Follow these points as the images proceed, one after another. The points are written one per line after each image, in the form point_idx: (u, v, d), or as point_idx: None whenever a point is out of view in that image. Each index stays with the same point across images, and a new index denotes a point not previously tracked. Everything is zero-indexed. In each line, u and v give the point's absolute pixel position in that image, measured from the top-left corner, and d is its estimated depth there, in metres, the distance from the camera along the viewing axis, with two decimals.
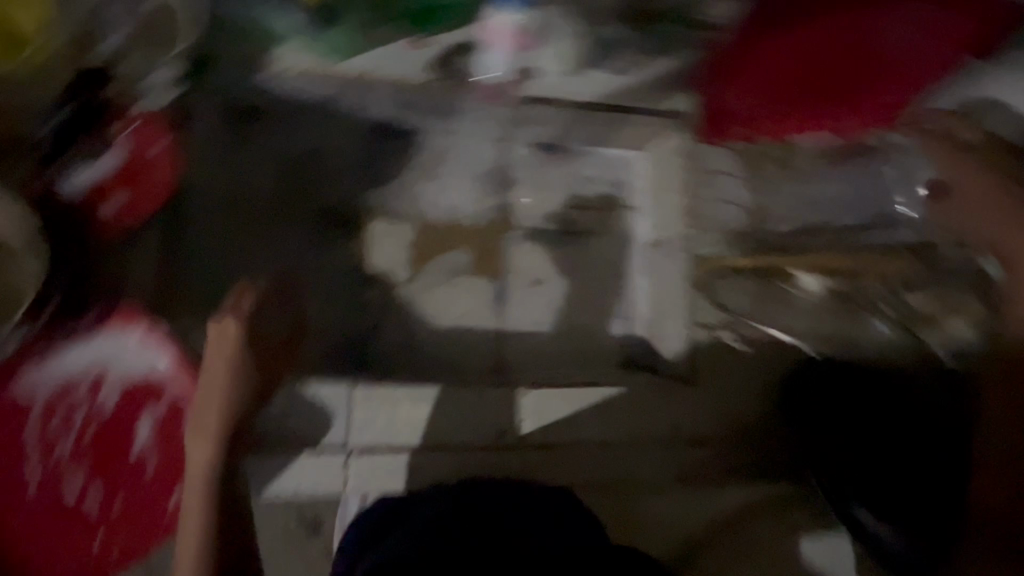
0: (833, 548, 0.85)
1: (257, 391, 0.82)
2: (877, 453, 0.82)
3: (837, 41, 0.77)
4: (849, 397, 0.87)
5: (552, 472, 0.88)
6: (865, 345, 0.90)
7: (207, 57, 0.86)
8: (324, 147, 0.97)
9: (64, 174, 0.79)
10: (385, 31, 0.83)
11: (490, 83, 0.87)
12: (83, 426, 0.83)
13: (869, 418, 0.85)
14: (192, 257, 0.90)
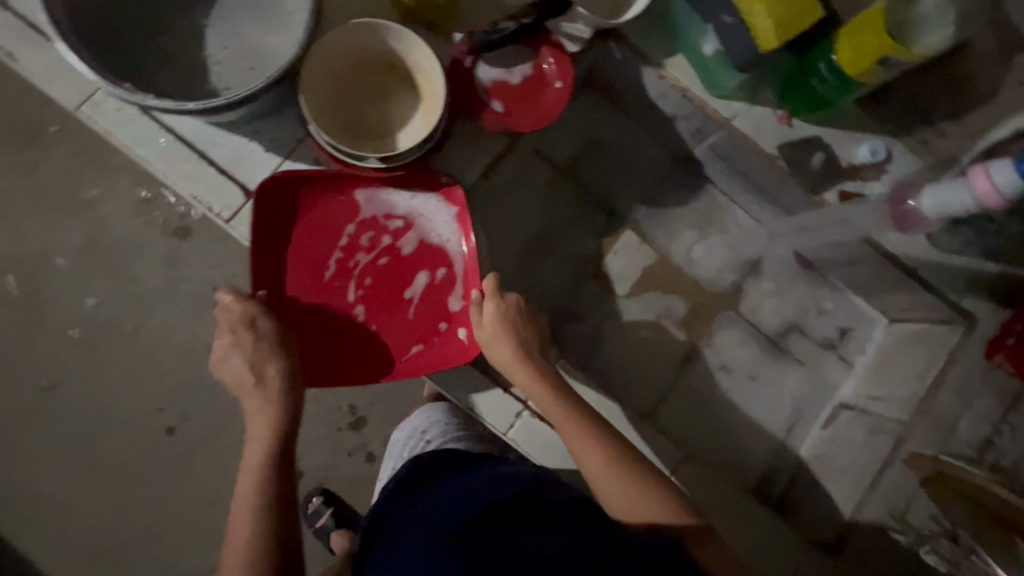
0: None
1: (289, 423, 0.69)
2: None
3: None
4: None
5: None
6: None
7: (634, 38, 0.86)
8: (631, 149, 1.02)
9: (482, 63, 0.76)
10: (769, 98, 0.86)
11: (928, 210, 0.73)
12: (381, 251, 0.80)
13: None
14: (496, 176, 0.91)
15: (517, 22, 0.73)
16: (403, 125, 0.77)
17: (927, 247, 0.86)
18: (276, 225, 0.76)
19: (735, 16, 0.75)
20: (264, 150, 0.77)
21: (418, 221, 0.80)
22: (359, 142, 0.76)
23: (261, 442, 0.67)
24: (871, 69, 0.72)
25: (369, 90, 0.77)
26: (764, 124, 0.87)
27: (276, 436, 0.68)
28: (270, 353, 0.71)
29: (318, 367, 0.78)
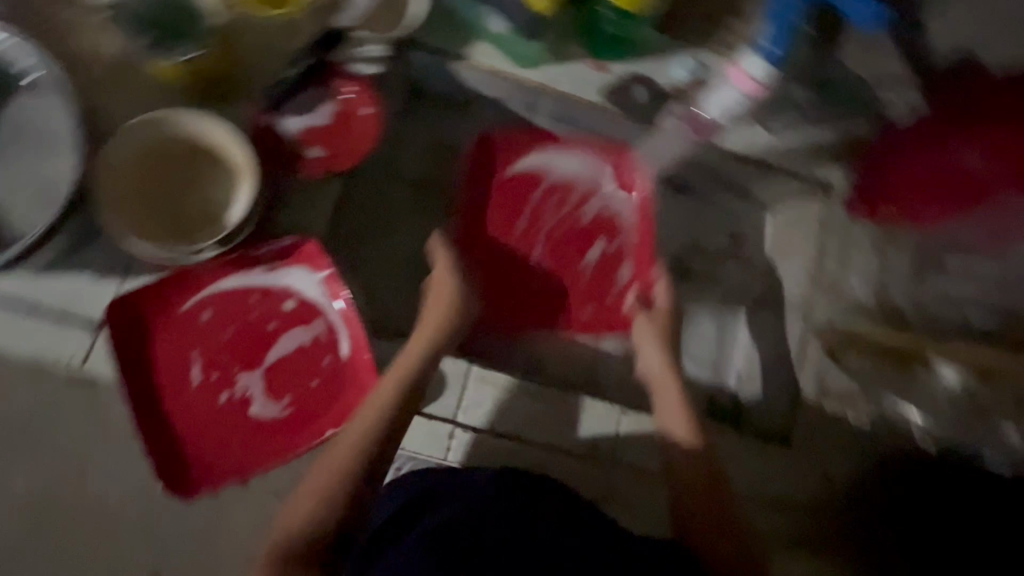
0: None
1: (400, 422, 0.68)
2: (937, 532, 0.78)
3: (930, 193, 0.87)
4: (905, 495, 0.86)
5: (629, 500, 0.81)
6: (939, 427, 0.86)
7: (428, 38, 0.84)
8: (477, 141, 1.00)
9: (282, 118, 0.75)
10: (576, 52, 0.88)
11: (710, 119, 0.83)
12: (241, 334, 0.74)
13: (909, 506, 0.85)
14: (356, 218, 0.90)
15: (298, 66, 0.74)
16: (226, 202, 0.74)
17: (769, 135, 0.91)
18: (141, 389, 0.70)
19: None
20: (94, 279, 0.73)
21: (272, 270, 0.75)
22: (190, 236, 0.73)
23: (380, 396, 0.69)
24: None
25: (181, 182, 0.74)
26: (583, 78, 0.89)
27: (359, 453, 0.66)
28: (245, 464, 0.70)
29: (210, 448, 0.70)
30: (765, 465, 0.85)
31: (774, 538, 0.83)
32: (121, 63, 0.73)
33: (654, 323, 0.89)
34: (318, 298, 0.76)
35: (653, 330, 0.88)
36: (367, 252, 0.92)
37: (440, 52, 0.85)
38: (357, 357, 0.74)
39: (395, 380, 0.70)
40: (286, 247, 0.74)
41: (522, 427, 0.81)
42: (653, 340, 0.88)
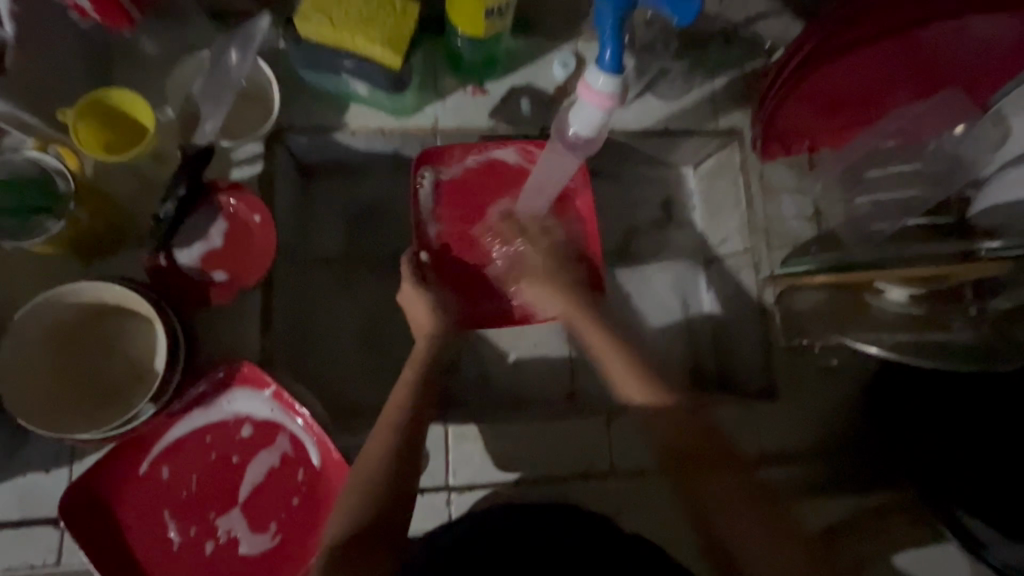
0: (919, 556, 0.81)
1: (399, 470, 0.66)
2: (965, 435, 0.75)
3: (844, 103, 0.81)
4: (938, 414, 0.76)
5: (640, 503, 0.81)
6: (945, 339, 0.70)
7: (298, 120, 0.82)
8: (389, 194, 0.98)
9: (177, 251, 0.72)
10: (450, 83, 0.87)
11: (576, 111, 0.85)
12: (209, 475, 0.71)
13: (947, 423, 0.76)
14: (292, 313, 0.88)
15: (173, 198, 0.71)
16: (148, 352, 0.71)
17: (661, 103, 0.92)
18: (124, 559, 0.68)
19: (352, 58, 0.72)
20: (46, 471, 0.71)
21: (216, 405, 0.73)
22: (123, 399, 0.70)
23: (363, 476, 0.66)
24: (487, 24, 0.73)
25: (95, 347, 0.71)
26: (464, 107, 0.87)
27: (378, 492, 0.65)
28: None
29: None
30: (761, 424, 0.86)
31: (786, 490, 0.83)
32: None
33: (561, 299, 0.79)
34: (275, 414, 0.74)
35: (543, 287, 0.80)
36: (314, 341, 0.91)
37: (313, 129, 0.83)
38: (328, 461, 0.72)
39: (367, 475, 0.66)
40: (221, 378, 0.72)
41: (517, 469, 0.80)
42: (546, 295, 0.80)
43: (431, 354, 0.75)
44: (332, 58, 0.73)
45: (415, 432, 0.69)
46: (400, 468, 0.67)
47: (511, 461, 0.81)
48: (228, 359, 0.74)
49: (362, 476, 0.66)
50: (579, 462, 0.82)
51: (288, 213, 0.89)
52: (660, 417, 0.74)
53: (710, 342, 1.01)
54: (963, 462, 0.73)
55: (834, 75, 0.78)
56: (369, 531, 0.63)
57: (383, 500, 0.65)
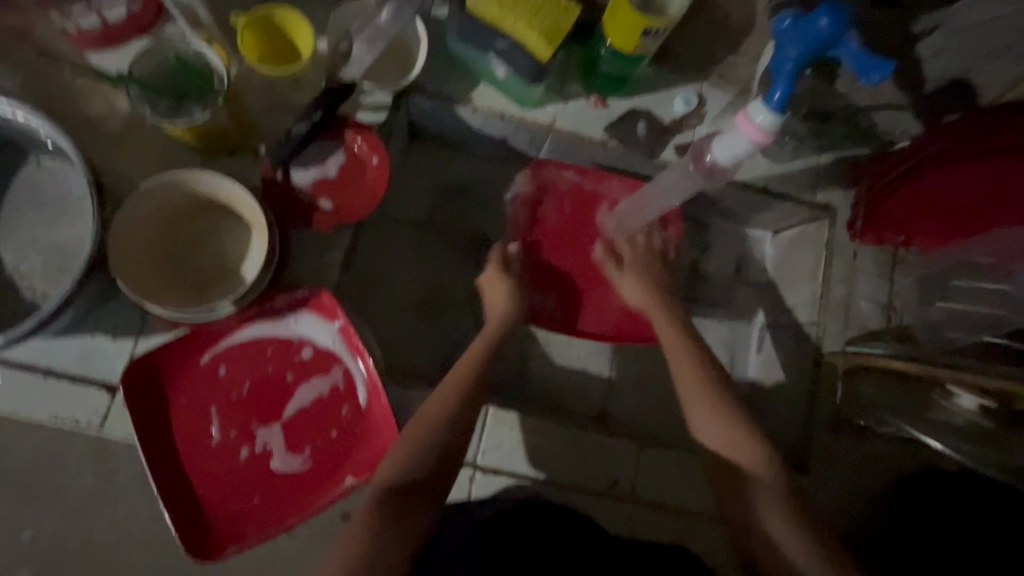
0: None
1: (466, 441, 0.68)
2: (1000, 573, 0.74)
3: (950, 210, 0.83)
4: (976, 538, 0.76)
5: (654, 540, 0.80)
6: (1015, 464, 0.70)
7: (431, 85, 0.87)
8: (483, 177, 1.02)
9: (293, 172, 0.76)
10: (577, 90, 0.91)
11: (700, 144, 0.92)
12: (262, 384, 0.73)
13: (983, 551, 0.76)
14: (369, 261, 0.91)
15: (307, 122, 0.73)
16: (240, 256, 0.74)
17: (768, 162, 0.94)
18: (161, 439, 0.69)
19: (506, 40, 0.76)
20: (112, 338, 0.73)
21: (285, 322, 0.75)
22: (206, 291, 0.73)
23: (417, 441, 0.66)
24: (639, 43, 0.77)
25: (194, 238, 0.74)
26: (583, 115, 0.91)
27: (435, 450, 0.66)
28: (269, 510, 0.70)
29: (233, 505, 0.69)
30: None
31: None
32: (135, 124, 0.75)
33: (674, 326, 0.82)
34: (337, 346, 0.75)
35: (661, 314, 0.84)
36: (378, 293, 0.93)
37: (442, 96, 0.87)
38: (375, 404, 0.74)
39: (423, 432, 0.66)
40: (300, 297, 0.74)
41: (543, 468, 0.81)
42: (665, 324, 0.82)
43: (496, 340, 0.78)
44: (486, 35, 0.77)
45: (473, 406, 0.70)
46: (452, 430, 0.68)
47: (539, 458, 0.81)
48: (307, 283, 0.77)
49: (416, 434, 0.67)
50: (603, 478, 0.82)
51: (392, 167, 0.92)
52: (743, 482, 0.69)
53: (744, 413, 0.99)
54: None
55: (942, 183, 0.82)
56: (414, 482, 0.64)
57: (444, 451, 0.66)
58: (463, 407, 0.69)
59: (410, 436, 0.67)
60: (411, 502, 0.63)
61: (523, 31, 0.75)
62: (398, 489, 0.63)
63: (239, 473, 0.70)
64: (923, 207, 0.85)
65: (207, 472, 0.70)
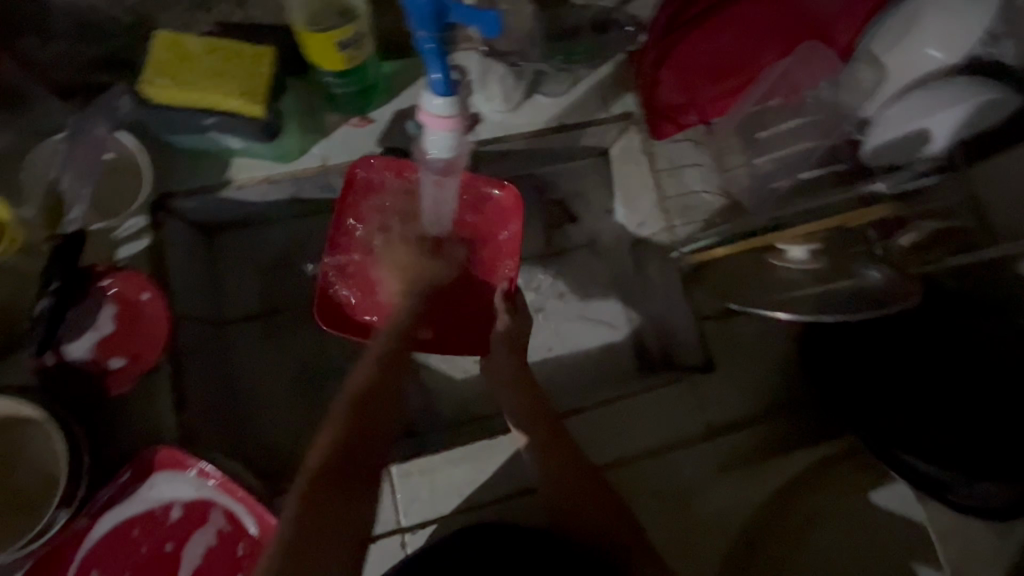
0: (890, 492, 0.79)
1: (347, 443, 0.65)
2: (897, 387, 0.76)
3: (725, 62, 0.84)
4: (858, 360, 0.79)
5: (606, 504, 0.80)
6: (869, 284, 0.71)
7: (177, 185, 0.79)
8: (301, 240, 0.95)
9: (66, 347, 0.69)
10: (333, 119, 0.85)
11: (487, 127, 0.89)
12: (145, 567, 0.69)
13: (870, 370, 0.77)
14: (219, 379, 0.85)
15: (48, 293, 0.67)
16: (50, 458, 0.67)
17: (552, 100, 0.91)
18: None
19: (214, 115, 0.70)
20: None
21: (137, 496, 0.69)
22: (34, 512, 0.66)
23: (325, 446, 0.65)
24: (344, 58, 0.72)
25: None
26: (350, 140, 0.85)
27: (336, 452, 0.64)
28: None
29: None
30: (704, 399, 0.85)
31: (736, 460, 0.82)
32: None
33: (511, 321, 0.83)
34: (204, 491, 0.70)
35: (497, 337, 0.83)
36: (247, 405, 0.87)
37: (197, 190, 0.80)
38: (265, 530, 0.69)
39: (328, 433, 0.66)
40: (136, 469, 0.68)
41: (469, 495, 0.78)
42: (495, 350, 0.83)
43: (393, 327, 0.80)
44: (191, 117, 0.70)
45: (390, 392, 0.71)
46: (363, 423, 0.67)
47: (459, 487, 0.78)
48: (140, 448, 0.70)
49: (325, 444, 0.65)
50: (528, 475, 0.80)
51: (193, 279, 0.85)
52: (562, 436, 0.76)
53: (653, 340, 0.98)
54: (898, 410, 0.75)
55: (706, 40, 0.84)
56: (340, 465, 0.64)
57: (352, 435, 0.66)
58: (365, 403, 0.69)
59: (316, 446, 0.65)
60: (328, 498, 0.61)
61: (220, 101, 0.68)
62: (307, 492, 0.61)
63: None
64: (704, 71, 0.84)
65: None
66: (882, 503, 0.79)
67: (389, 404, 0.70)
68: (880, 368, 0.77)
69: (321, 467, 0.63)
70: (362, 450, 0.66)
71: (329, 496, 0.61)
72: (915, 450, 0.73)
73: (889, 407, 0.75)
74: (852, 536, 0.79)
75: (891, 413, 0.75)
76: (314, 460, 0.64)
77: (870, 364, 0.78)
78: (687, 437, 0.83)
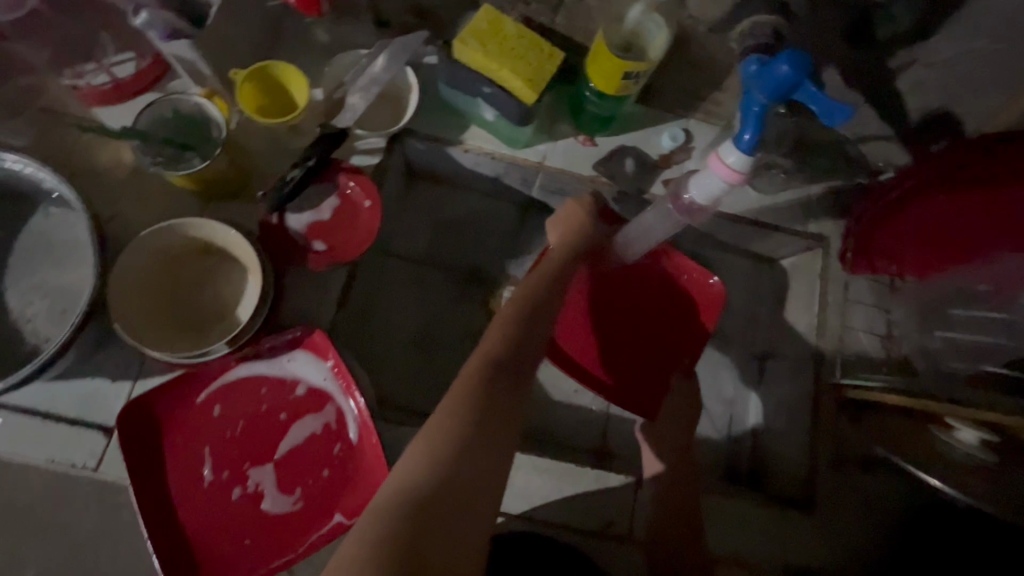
0: None
1: (517, 349, 0.64)
2: None
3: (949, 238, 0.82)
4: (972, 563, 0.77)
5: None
6: None
7: (421, 126, 0.89)
8: (480, 215, 1.03)
9: (289, 215, 0.78)
10: (566, 129, 0.93)
11: None
12: (253, 422, 0.74)
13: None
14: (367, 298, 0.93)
15: (302, 167, 0.76)
16: (235, 295, 0.76)
17: (757, 195, 0.95)
18: (156, 478, 0.70)
19: (493, 86, 0.79)
20: (111, 381, 0.74)
21: (279, 361, 0.76)
22: (203, 333, 0.74)
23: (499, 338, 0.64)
24: (621, 85, 0.79)
25: (189, 278, 0.76)
26: (570, 153, 0.93)
27: (511, 349, 0.64)
28: (255, 552, 0.69)
29: (221, 545, 0.69)
30: (792, 532, 0.83)
31: None
32: (135, 176, 0.77)
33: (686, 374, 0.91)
34: (330, 383, 0.76)
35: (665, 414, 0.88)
36: (375, 332, 0.94)
37: (435, 138, 0.89)
38: (364, 441, 0.74)
39: (499, 330, 0.65)
40: (295, 337, 0.75)
41: (533, 505, 0.81)
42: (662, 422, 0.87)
43: (559, 268, 0.76)
44: (473, 80, 0.80)
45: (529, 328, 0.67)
46: (522, 349, 0.64)
47: (529, 494, 0.81)
48: (301, 324, 0.78)
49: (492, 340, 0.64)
50: (599, 516, 0.80)
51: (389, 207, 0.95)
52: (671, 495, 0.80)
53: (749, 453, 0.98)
54: None
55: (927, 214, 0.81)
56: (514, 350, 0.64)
57: (520, 331, 0.66)
58: (519, 339, 0.65)
59: (492, 334, 0.65)
60: (505, 394, 0.60)
61: (506, 76, 0.78)
62: (491, 376, 0.60)
63: (228, 514, 0.70)
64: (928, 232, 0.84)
65: (191, 513, 0.70)
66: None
67: (530, 357, 0.65)
68: None
69: (496, 357, 0.62)
70: (525, 351, 0.65)
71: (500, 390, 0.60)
72: None
73: None
74: None
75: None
76: (484, 346, 0.64)
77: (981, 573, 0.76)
78: (764, 562, 0.81)
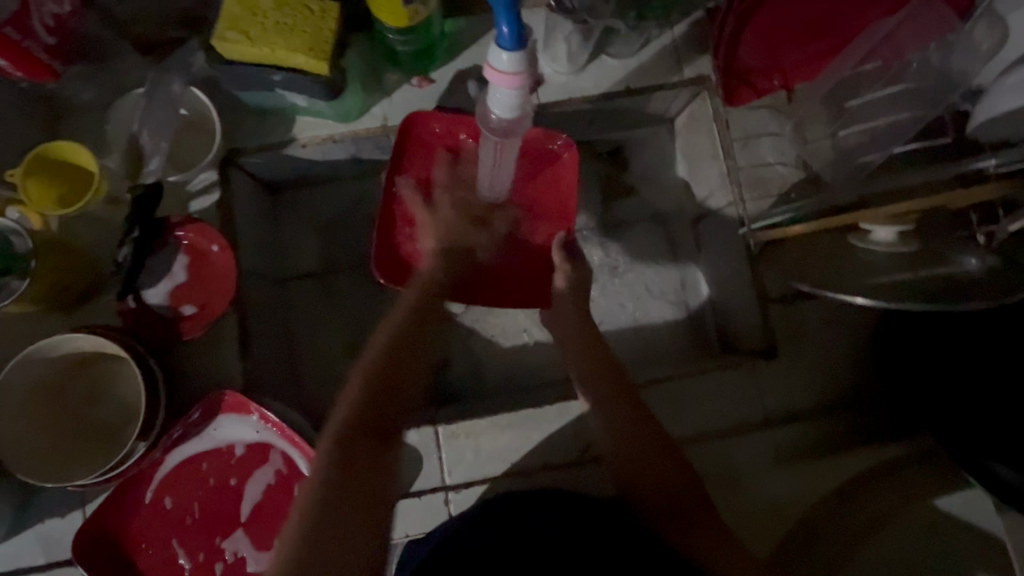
0: (964, 499, 0.75)
1: (373, 394, 0.63)
2: (977, 405, 0.69)
3: (812, 31, 0.78)
4: (937, 367, 0.71)
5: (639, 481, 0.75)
6: (956, 264, 0.65)
7: (246, 141, 0.81)
8: (361, 200, 0.97)
9: (145, 292, 0.74)
10: (395, 79, 0.84)
11: (551, 94, 0.86)
12: (208, 499, 0.74)
13: (947, 377, 0.70)
14: (281, 331, 0.89)
15: (129, 242, 0.71)
16: (133, 391, 0.73)
17: (619, 63, 0.86)
18: None
19: (281, 72, 0.71)
20: (61, 516, 0.72)
21: (205, 434, 0.74)
22: (118, 437, 0.72)
23: (360, 387, 0.63)
24: (408, 14, 0.70)
25: (78, 397, 0.72)
26: (408, 102, 0.84)
27: (373, 394, 0.63)
28: None
29: None
30: (762, 385, 0.80)
31: (793, 453, 0.77)
32: None
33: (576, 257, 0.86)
34: (264, 434, 0.74)
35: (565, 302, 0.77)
36: (306, 359, 0.91)
37: (265, 147, 0.81)
38: None
39: (369, 361, 0.65)
40: (205, 409, 0.72)
41: (514, 461, 0.79)
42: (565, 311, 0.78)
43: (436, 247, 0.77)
44: (259, 74, 0.71)
45: (412, 363, 0.66)
46: (377, 398, 0.63)
47: (504, 452, 0.79)
48: (210, 390, 0.75)
49: (354, 394, 0.63)
50: (575, 447, 0.80)
51: (259, 234, 0.88)
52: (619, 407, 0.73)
53: (712, 320, 0.95)
54: (1000, 432, 0.67)
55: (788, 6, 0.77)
56: (378, 415, 0.62)
57: (382, 355, 0.65)
58: (381, 374, 0.64)
59: (344, 402, 0.63)
60: (368, 460, 0.60)
61: (286, 56, 0.69)
62: (348, 437, 0.60)
63: None
64: (794, 31, 0.78)
65: None
66: (949, 508, 0.75)
67: (402, 399, 0.64)
68: (957, 381, 0.70)
69: (349, 426, 0.61)
70: (382, 399, 0.63)
71: (361, 456, 0.60)
72: (998, 456, 0.66)
73: (967, 429, 0.68)
74: (915, 553, 0.75)
75: (960, 425, 0.69)
76: (345, 414, 0.61)
77: (952, 372, 0.71)
78: (739, 425, 0.79)
